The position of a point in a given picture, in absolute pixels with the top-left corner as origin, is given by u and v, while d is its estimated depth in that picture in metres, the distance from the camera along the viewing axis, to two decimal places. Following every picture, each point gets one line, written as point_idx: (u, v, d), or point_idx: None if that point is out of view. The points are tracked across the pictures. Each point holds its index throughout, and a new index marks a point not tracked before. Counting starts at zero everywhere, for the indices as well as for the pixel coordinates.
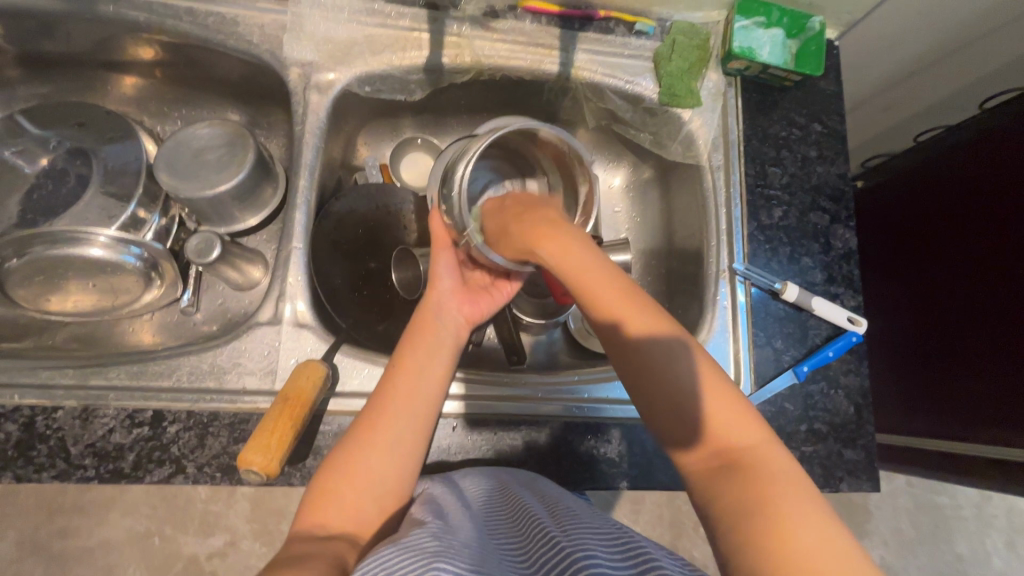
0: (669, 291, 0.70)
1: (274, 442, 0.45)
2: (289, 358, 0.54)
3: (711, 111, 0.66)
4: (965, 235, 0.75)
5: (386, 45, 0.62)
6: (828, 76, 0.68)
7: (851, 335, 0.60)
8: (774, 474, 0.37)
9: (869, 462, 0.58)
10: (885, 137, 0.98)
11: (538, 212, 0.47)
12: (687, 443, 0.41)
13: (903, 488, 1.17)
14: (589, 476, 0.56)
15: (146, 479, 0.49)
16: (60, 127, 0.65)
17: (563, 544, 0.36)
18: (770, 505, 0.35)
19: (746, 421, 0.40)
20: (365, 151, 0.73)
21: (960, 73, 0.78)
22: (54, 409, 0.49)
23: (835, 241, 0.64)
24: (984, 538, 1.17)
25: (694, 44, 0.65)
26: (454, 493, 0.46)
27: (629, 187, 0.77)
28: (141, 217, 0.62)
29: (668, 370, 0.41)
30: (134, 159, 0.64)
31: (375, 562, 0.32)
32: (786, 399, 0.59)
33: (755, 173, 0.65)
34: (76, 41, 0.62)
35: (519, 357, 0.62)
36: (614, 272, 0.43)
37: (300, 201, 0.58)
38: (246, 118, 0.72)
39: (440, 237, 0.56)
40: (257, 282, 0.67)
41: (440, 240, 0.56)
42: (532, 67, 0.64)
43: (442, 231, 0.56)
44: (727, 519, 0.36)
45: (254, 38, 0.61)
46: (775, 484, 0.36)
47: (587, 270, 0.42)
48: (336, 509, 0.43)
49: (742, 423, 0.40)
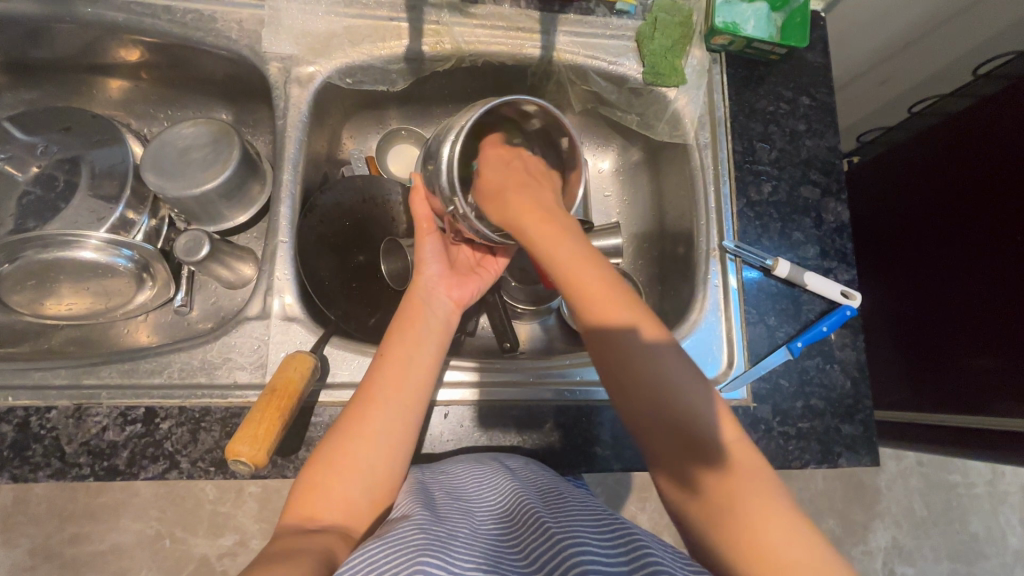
0: (661, 273, 0.70)
1: (261, 433, 0.45)
2: (278, 351, 0.54)
3: (696, 89, 0.66)
4: (958, 209, 0.74)
5: (365, 36, 0.61)
6: (816, 49, 0.67)
7: (845, 309, 0.59)
8: (750, 466, 0.39)
9: (868, 436, 0.58)
10: (880, 111, 0.96)
11: (535, 192, 0.45)
12: (671, 437, 0.41)
13: (913, 467, 1.15)
14: (583, 459, 0.56)
15: (141, 476, 0.49)
16: (47, 133, 0.65)
17: (550, 529, 0.36)
18: (740, 499, 0.38)
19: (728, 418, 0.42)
20: (351, 144, 0.73)
21: (951, 41, 0.76)
22: (48, 409, 0.50)
23: (827, 215, 0.63)
24: (998, 515, 1.16)
25: (676, 20, 0.64)
26: (446, 481, 0.46)
27: (618, 171, 0.76)
28: (130, 218, 0.63)
29: (653, 364, 0.42)
30: (120, 161, 0.64)
31: (363, 559, 0.32)
32: (781, 375, 0.59)
33: (743, 149, 0.64)
34: (60, 46, 0.62)
35: (511, 343, 0.61)
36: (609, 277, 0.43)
37: (284, 195, 0.58)
38: (233, 116, 0.72)
39: (425, 224, 0.56)
40: (249, 279, 0.66)
41: (423, 224, 0.56)
42: (513, 52, 0.63)
43: (424, 214, 0.56)
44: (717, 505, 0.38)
45: (233, 34, 0.61)
46: (751, 477, 0.39)
47: (572, 258, 0.43)
48: (326, 500, 0.42)
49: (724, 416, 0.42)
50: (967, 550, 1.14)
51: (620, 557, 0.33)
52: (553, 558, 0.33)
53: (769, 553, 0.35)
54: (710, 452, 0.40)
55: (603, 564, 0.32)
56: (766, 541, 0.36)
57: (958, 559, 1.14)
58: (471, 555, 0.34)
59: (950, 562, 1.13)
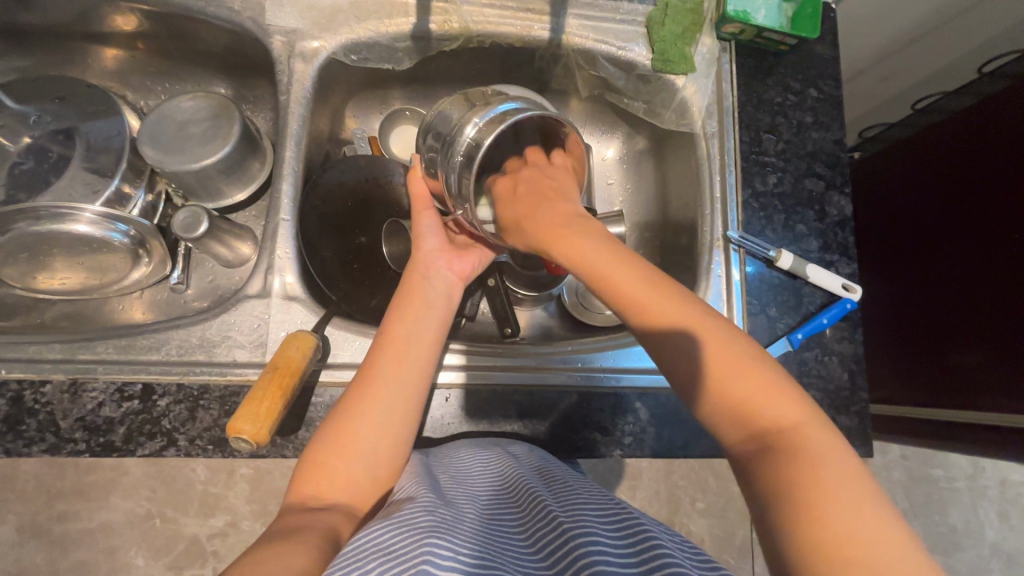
0: (663, 263, 0.70)
1: (263, 411, 0.45)
2: (279, 331, 0.53)
3: (705, 78, 0.65)
4: (951, 209, 0.76)
5: (371, 12, 0.60)
6: (825, 40, 0.67)
7: (845, 302, 0.60)
8: (824, 453, 0.34)
9: (862, 428, 0.59)
10: (883, 107, 0.96)
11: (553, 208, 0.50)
12: (732, 422, 0.38)
13: (897, 460, 1.18)
14: (583, 445, 0.56)
15: (137, 453, 0.49)
16: (39, 102, 0.63)
17: (558, 517, 0.36)
18: (815, 479, 0.33)
19: (783, 394, 0.37)
20: (354, 123, 0.72)
21: (958, 39, 0.77)
22: (42, 383, 0.49)
23: (830, 208, 0.63)
24: (978, 509, 1.18)
25: (687, 7, 0.63)
26: (461, 473, 0.44)
27: (622, 158, 0.75)
28: (126, 192, 0.61)
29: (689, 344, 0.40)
30: (116, 134, 0.62)
31: (369, 540, 0.32)
32: (780, 365, 0.59)
33: (750, 140, 0.64)
34: (55, 10, 0.60)
35: (513, 328, 0.62)
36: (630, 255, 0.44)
37: (287, 172, 0.57)
38: (232, 91, 0.70)
39: (421, 198, 0.56)
40: (248, 258, 0.65)
41: (421, 200, 0.56)
42: (521, 34, 0.63)
43: (422, 190, 0.56)
44: (766, 498, 0.35)
45: (236, 5, 0.59)
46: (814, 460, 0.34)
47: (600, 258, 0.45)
48: (331, 479, 0.42)
49: (785, 398, 0.37)
50: (946, 543, 1.17)
51: (630, 549, 0.33)
52: (562, 546, 0.33)
53: (839, 539, 0.30)
54: (777, 443, 0.36)
55: (612, 556, 0.32)
56: (835, 524, 0.31)
57: (937, 550, 1.17)
58: (477, 539, 0.33)
59: (928, 553, 1.16)
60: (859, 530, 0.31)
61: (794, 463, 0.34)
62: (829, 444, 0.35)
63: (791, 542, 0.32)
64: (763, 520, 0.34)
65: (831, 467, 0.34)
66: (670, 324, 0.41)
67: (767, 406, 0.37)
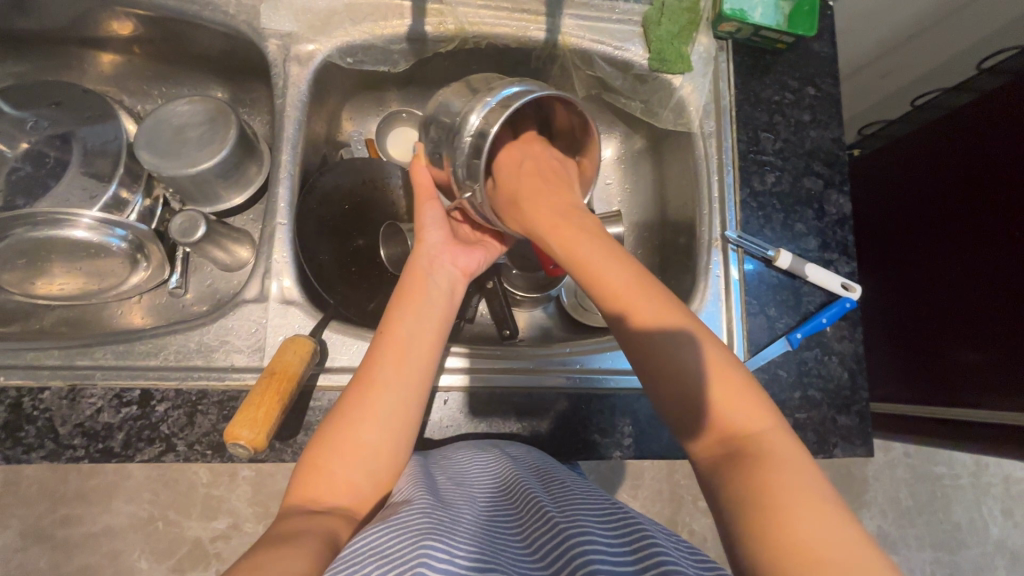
0: (661, 263, 0.70)
1: (261, 417, 0.45)
2: (277, 335, 0.53)
3: (702, 77, 0.65)
4: (952, 205, 0.75)
5: (367, 14, 0.60)
6: (823, 38, 0.67)
7: (845, 301, 0.60)
8: (790, 462, 0.35)
9: (862, 427, 0.58)
10: (883, 104, 0.96)
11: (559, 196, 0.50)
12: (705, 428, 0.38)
13: (900, 458, 1.18)
14: (583, 448, 0.56)
15: (136, 458, 0.49)
16: (36, 108, 0.63)
17: (554, 518, 0.36)
18: (776, 487, 0.33)
19: (754, 405, 0.38)
20: (351, 126, 0.72)
21: (958, 35, 0.76)
22: (41, 390, 0.49)
23: (829, 207, 0.63)
24: (981, 506, 1.18)
25: (684, 6, 0.63)
26: (452, 475, 0.44)
27: (620, 158, 0.75)
28: (124, 198, 0.61)
29: (674, 350, 0.40)
30: (113, 138, 0.62)
31: (364, 544, 0.32)
32: (780, 366, 0.59)
33: (747, 139, 0.63)
34: (51, 16, 0.60)
35: (511, 330, 0.62)
36: (626, 257, 0.45)
37: (284, 175, 0.57)
38: (229, 95, 0.70)
39: (425, 192, 0.56)
40: (246, 262, 0.65)
41: (425, 193, 0.56)
42: (517, 34, 0.62)
43: (427, 183, 0.56)
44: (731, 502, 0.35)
45: (231, 8, 0.59)
46: (781, 465, 0.34)
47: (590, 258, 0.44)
48: (330, 482, 0.42)
49: (756, 408, 0.38)
50: (950, 541, 1.17)
51: (627, 548, 0.33)
52: (559, 546, 0.33)
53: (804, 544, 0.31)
54: (746, 451, 0.36)
55: (609, 555, 0.32)
56: (800, 529, 0.31)
57: (941, 548, 1.16)
58: (472, 541, 0.33)
59: (932, 550, 1.16)
60: (821, 534, 0.31)
61: (761, 470, 0.34)
62: (795, 455, 0.35)
63: (754, 547, 0.32)
64: (726, 527, 0.34)
65: (798, 477, 0.34)
66: (655, 328, 0.41)
67: (734, 415, 0.38)
